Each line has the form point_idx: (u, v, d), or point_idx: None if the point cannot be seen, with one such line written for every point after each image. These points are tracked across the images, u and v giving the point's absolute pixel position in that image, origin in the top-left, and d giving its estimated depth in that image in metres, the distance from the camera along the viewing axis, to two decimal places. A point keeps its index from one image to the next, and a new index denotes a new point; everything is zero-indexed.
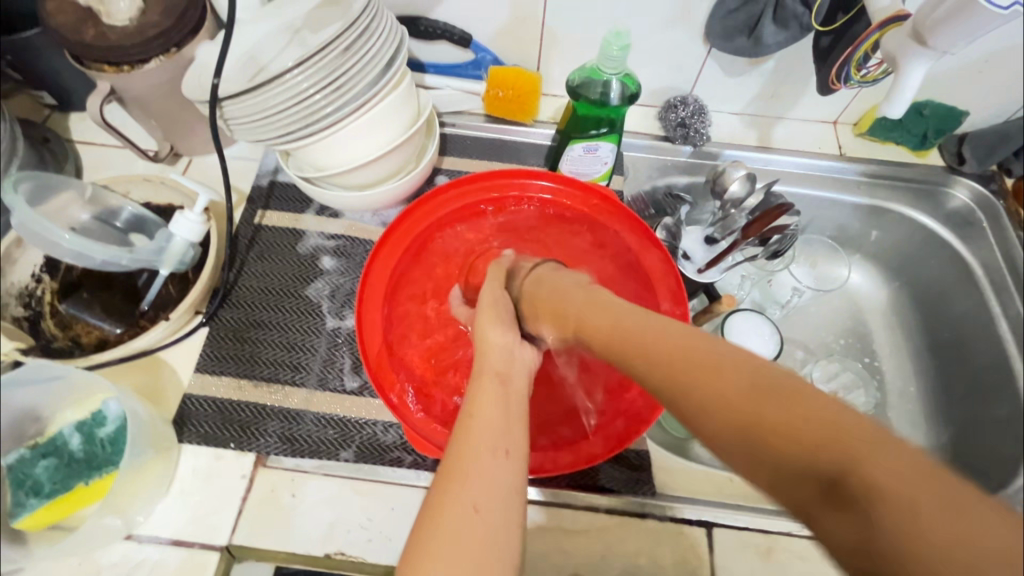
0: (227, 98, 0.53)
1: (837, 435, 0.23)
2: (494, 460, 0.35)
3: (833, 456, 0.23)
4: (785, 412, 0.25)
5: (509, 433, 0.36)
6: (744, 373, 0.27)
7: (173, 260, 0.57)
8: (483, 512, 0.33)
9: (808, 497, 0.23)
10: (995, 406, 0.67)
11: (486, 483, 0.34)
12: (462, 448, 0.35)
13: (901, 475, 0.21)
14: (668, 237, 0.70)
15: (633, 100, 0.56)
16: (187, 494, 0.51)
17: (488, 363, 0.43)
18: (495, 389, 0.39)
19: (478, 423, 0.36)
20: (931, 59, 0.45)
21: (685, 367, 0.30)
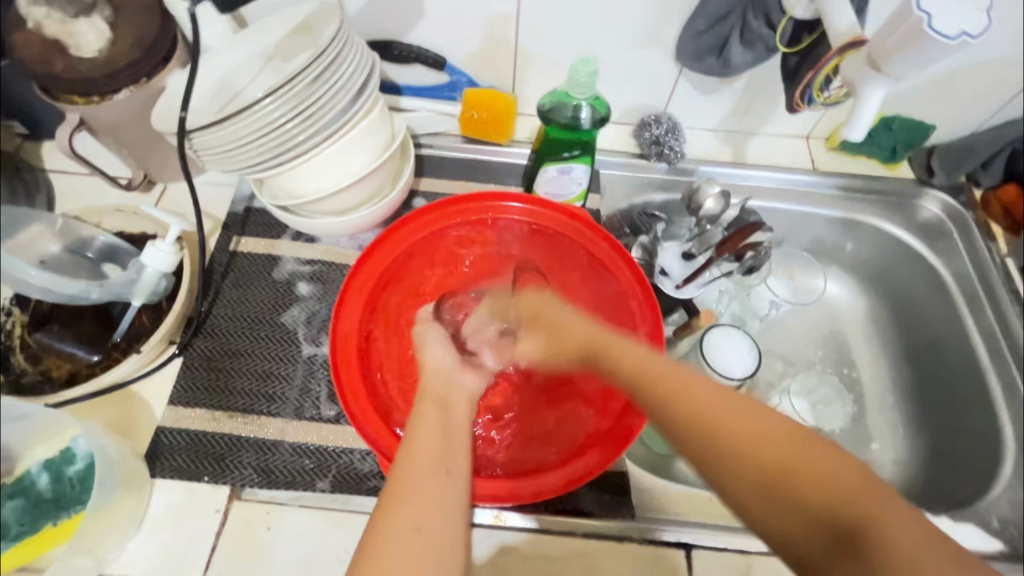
0: (195, 129, 0.52)
1: (852, 491, 0.30)
2: (439, 480, 0.39)
3: (866, 526, 0.29)
4: (838, 497, 0.30)
5: (448, 454, 0.42)
6: (815, 471, 0.31)
7: (145, 291, 0.57)
8: (426, 532, 0.36)
9: (821, 553, 0.30)
10: (970, 415, 0.67)
11: (428, 503, 0.38)
12: (410, 472, 0.39)
13: (906, 528, 0.29)
14: (644, 254, 0.72)
15: (604, 123, 0.57)
16: (160, 530, 0.51)
17: (428, 388, 0.48)
18: (438, 416, 0.45)
19: (419, 447, 0.41)
20: (887, 84, 0.46)
21: (755, 446, 0.33)
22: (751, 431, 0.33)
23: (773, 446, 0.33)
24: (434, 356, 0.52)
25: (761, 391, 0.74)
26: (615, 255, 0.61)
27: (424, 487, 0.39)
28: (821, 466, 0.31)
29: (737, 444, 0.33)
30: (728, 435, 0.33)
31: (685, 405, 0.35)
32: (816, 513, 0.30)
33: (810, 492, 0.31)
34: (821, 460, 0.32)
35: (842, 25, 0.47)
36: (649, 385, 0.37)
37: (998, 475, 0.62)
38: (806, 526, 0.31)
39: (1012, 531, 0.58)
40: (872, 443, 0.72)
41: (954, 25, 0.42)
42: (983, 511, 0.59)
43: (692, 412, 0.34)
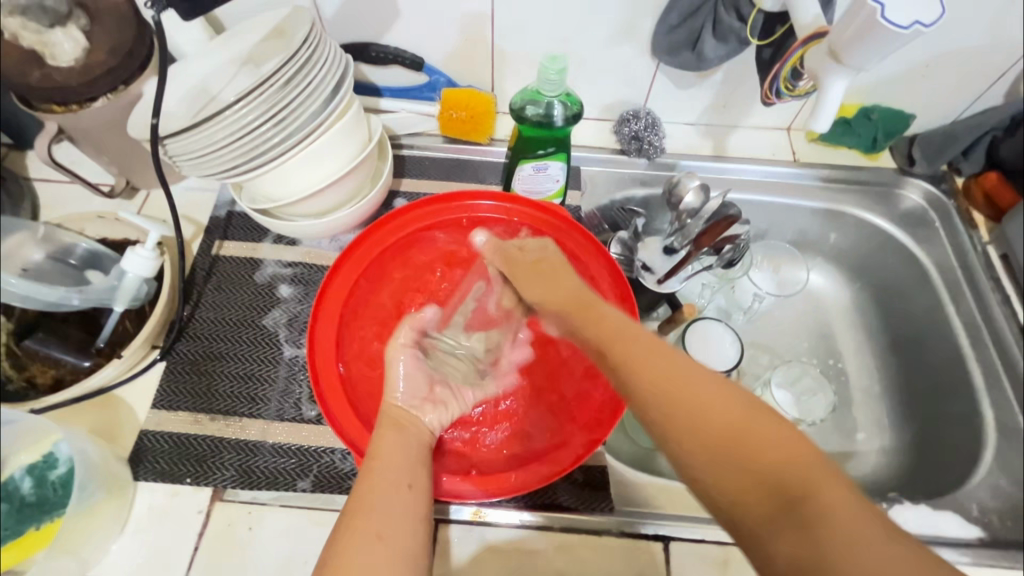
0: (168, 136, 0.52)
1: (797, 462, 0.31)
2: (400, 495, 0.42)
3: (807, 494, 0.30)
4: (783, 467, 0.31)
5: (410, 471, 0.44)
6: (764, 441, 0.32)
7: (128, 296, 0.57)
8: (386, 540, 0.39)
9: (760, 517, 0.30)
10: (951, 402, 0.67)
11: (389, 515, 0.41)
12: (372, 490, 0.42)
13: (847, 508, 0.29)
14: (623, 250, 0.72)
15: (576, 119, 0.59)
16: (143, 532, 0.51)
17: (388, 412, 0.51)
18: (400, 437, 0.48)
19: (385, 464, 0.44)
20: (849, 75, 0.47)
21: (713, 413, 0.33)
22: (709, 401, 0.34)
23: (728, 415, 0.33)
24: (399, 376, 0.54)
25: (745, 383, 0.74)
26: (588, 245, 0.61)
27: (385, 501, 0.41)
28: (772, 436, 0.32)
29: (693, 410, 0.33)
30: (689, 398, 0.34)
31: (654, 371, 0.36)
32: (760, 476, 0.31)
33: (756, 456, 0.31)
34: (774, 432, 0.32)
35: (808, 16, 0.49)
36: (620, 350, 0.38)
37: (979, 462, 0.62)
38: (747, 487, 0.31)
39: (991, 518, 0.58)
40: (857, 434, 0.72)
41: (908, 15, 0.42)
42: (963, 500, 0.59)
43: (658, 377, 0.35)
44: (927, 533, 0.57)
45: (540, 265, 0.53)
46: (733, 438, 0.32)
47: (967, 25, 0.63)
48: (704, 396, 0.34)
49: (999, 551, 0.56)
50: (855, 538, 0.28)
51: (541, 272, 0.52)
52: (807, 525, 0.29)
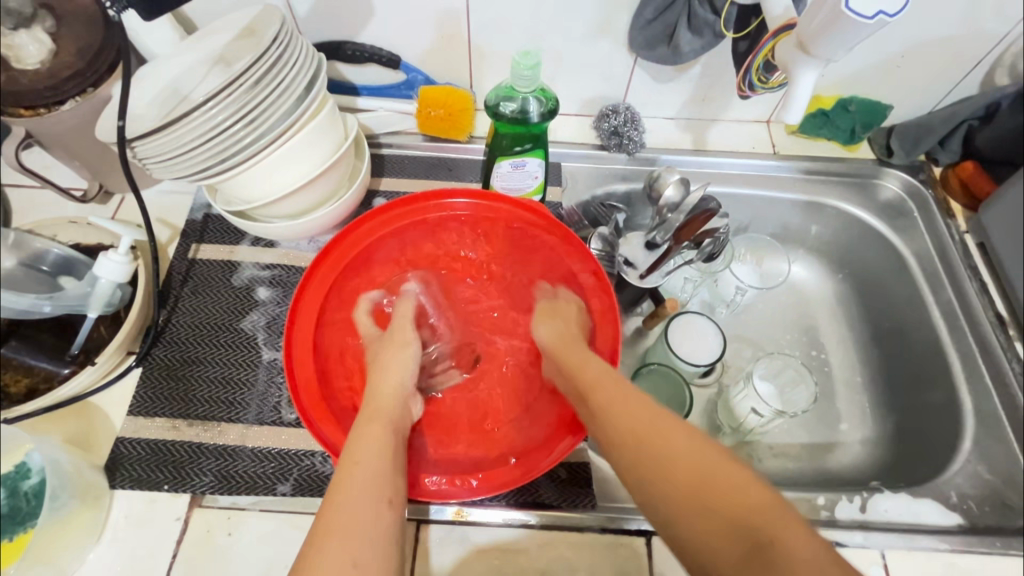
0: (137, 137, 0.51)
1: (763, 511, 0.35)
2: (380, 517, 0.41)
3: (768, 537, 0.34)
4: (746, 514, 0.35)
5: (392, 485, 0.43)
6: (728, 488, 0.36)
7: (101, 302, 0.56)
8: (360, 567, 0.38)
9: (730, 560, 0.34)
10: (930, 390, 0.68)
11: (363, 535, 0.40)
12: (348, 504, 0.41)
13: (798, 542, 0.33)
14: (605, 247, 0.70)
15: (552, 114, 0.59)
16: (120, 541, 0.51)
17: (378, 406, 0.50)
18: (388, 439, 0.46)
19: (363, 476, 0.42)
20: (818, 66, 0.48)
21: (684, 464, 0.39)
22: (681, 454, 0.39)
23: (695, 466, 0.38)
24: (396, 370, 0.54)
25: (729, 377, 0.75)
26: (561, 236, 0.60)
27: (361, 519, 0.40)
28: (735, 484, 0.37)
29: (670, 462, 0.39)
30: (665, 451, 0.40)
31: (636, 432, 0.42)
32: (722, 518, 0.36)
33: (717, 495, 0.36)
34: (734, 477, 0.37)
35: (778, 9, 0.49)
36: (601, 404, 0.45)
37: (958, 450, 0.62)
38: (712, 528, 0.36)
39: (970, 505, 0.59)
40: (840, 424, 0.73)
41: (872, 5, 0.42)
42: (942, 487, 0.60)
43: (632, 431, 0.42)
44: (907, 521, 0.58)
45: (551, 303, 0.60)
46: (702, 480, 0.37)
47: (940, 15, 0.63)
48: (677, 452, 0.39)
49: (977, 537, 0.57)
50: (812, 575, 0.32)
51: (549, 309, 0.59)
52: (769, 565, 0.33)
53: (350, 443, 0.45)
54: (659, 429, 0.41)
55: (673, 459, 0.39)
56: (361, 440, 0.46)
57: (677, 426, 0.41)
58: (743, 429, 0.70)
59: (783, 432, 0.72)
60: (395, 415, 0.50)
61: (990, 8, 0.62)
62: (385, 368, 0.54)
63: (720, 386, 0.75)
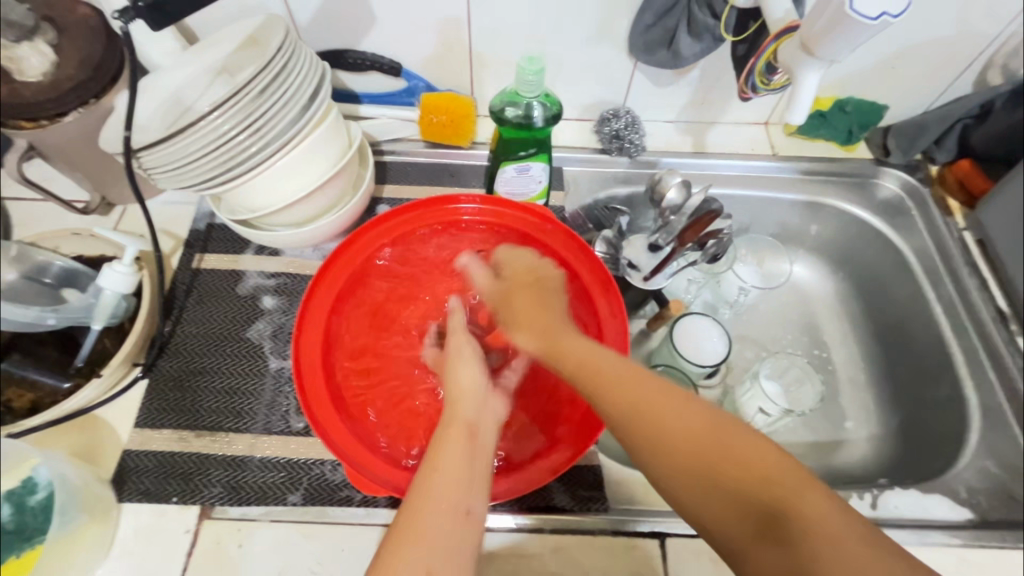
0: (143, 148, 0.51)
1: (780, 482, 0.35)
2: (457, 524, 0.40)
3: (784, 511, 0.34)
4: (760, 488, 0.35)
5: (469, 495, 0.41)
6: (747, 463, 0.36)
7: (105, 313, 0.56)
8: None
9: (748, 536, 0.34)
10: (935, 386, 0.68)
11: (442, 552, 0.38)
12: (424, 516, 0.40)
13: (822, 513, 0.33)
14: (608, 249, 0.71)
15: (557, 119, 0.60)
16: (129, 555, 0.50)
17: (457, 410, 0.48)
18: (465, 448, 0.44)
19: (436, 485, 0.41)
20: (821, 68, 0.49)
21: (695, 446, 0.37)
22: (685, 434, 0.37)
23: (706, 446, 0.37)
24: (463, 377, 0.50)
25: (733, 377, 0.75)
26: (564, 237, 0.62)
27: (443, 536, 0.39)
28: (749, 460, 0.36)
29: (679, 445, 0.37)
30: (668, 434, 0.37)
31: (641, 419, 0.38)
32: (742, 497, 0.35)
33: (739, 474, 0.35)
34: (750, 450, 0.36)
35: (778, 12, 0.50)
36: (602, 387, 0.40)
37: (965, 445, 0.63)
38: (732, 511, 0.35)
39: (979, 500, 0.59)
40: (846, 422, 0.73)
41: (875, 7, 0.43)
42: (951, 482, 0.60)
43: (640, 412, 0.38)
44: (918, 517, 0.58)
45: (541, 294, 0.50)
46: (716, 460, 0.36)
47: (934, 16, 0.64)
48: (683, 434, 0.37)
49: (988, 531, 0.57)
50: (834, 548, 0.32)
51: (527, 307, 0.49)
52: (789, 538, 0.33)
53: (431, 454, 0.44)
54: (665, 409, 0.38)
55: (690, 438, 0.37)
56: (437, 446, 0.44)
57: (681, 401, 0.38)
58: None
59: (790, 431, 0.72)
60: (476, 417, 0.47)
61: (981, 8, 0.64)
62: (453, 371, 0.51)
63: (726, 388, 0.73)
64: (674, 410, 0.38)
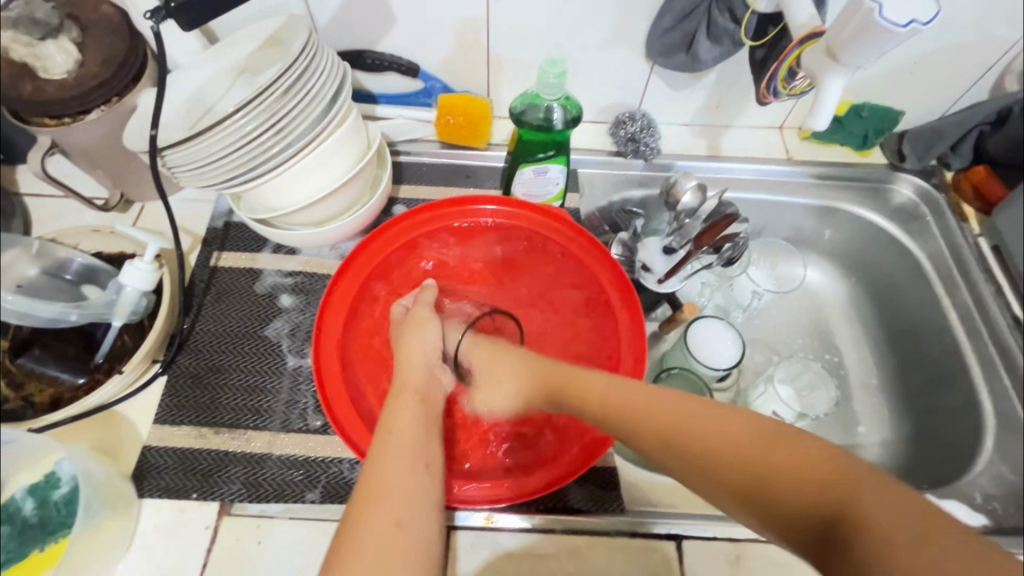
0: (168, 147, 0.51)
1: (828, 482, 0.36)
2: (419, 477, 0.43)
3: (846, 507, 0.34)
4: (818, 489, 0.36)
5: (426, 452, 0.45)
6: (798, 469, 0.37)
7: (125, 310, 0.56)
8: (404, 526, 0.40)
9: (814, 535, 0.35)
10: (949, 392, 0.68)
11: (403, 499, 0.41)
12: (392, 468, 0.43)
13: (884, 506, 0.34)
14: (624, 251, 0.72)
15: (575, 122, 0.60)
16: (150, 550, 0.51)
17: (409, 378, 0.53)
18: (418, 407, 0.50)
19: (399, 448, 0.45)
20: (846, 74, 0.49)
21: (740, 459, 0.38)
22: (733, 436, 0.39)
23: (759, 445, 0.38)
24: (411, 350, 0.55)
25: (746, 381, 0.75)
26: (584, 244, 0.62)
27: (403, 485, 0.42)
28: (801, 462, 0.37)
29: (729, 461, 0.38)
30: (714, 449, 0.39)
31: (687, 437, 0.40)
32: (804, 503, 0.36)
33: (786, 480, 0.37)
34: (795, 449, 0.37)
35: (801, 17, 0.50)
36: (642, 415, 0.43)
37: (981, 450, 0.63)
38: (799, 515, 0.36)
39: (994, 505, 0.59)
40: (858, 426, 0.73)
41: (903, 15, 0.44)
42: (966, 487, 0.61)
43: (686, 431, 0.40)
44: None
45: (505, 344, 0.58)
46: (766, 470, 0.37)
47: (955, 22, 0.64)
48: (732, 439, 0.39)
49: (1002, 537, 0.57)
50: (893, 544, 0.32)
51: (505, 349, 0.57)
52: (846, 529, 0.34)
53: (388, 416, 0.48)
54: (710, 427, 0.40)
55: (741, 455, 0.38)
56: (392, 415, 0.48)
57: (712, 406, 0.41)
58: None
59: None
60: (427, 387, 0.53)
61: (1001, 15, 0.64)
62: (408, 344, 0.56)
63: (738, 390, 0.73)
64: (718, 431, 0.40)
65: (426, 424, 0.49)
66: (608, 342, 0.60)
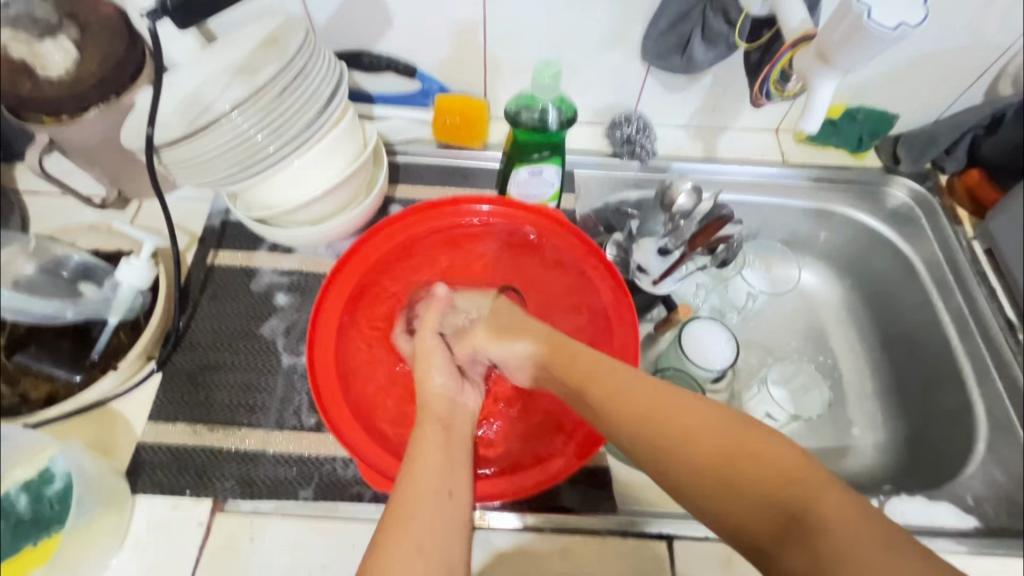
0: (166, 146, 0.52)
1: (795, 482, 0.36)
2: (443, 506, 0.42)
3: (807, 504, 0.35)
4: (785, 484, 0.36)
5: (450, 479, 0.44)
6: (765, 466, 0.37)
7: (121, 308, 0.57)
8: (425, 553, 0.40)
9: (770, 533, 0.35)
10: (942, 395, 0.69)
11: (428, 527, 0.41)
12: (416, 498, 0.42)
13: (844, 508, 0.34)
14: (619, 252, 0.73)
15: (570, 123, 0.61)
16: (142, 547, 0.51)
17: (430, 407, 0.51)
18: (440, 436, 0.48)
19: (425, 472, 0.44)
20: (837, 77, 0.50)
21: (710, 447, 0.38)
22: (713, 439, 0.39)
23: (730, 445, 0.38)
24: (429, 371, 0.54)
25: (740, 382, 0.75)
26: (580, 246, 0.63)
27: (428, 513, 0.42)
28: (769, 459, 0.37)
29: (699, 449, 0.39)
30: (691, 438, 0.39)
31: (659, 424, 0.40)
32: (763, 499, 0.36)
33: (750, 475, 0.37)
34: (764, 445, 0.38)
35: (794, 21, 0.50)
36: (621, 402, 0.42)
37: (973, 453, 0.63)
38: (759, 513, 0.36)
39: (985, 508, 0.60)
40: (852, 429, 0.73)
41: (893, 18, 0.44)
42: (958, 490, 0.61)
43: (663, 421, 0.40)
44: (924, 524, 0.58)
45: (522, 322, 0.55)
46: (732, 460, 0.38)
47: (948, 26, 0.65)
48: (703, 430, 0.39)
49: (993, 539, 0.58)
50: (853, 541, 0.33)
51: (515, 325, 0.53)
52: (804, 527, 0.34)
53: (411, 446, 0.47)
54: (689, 421, 0.40)
55: (707, 445, 0.39)
56: (415, 442, 0.47)
57: (688, 404, 0.41)
58: None
59: (798, 437, 0.72)
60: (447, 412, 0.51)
61: (994, 20, 0.64)
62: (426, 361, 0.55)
63: (733, 392, 0.73)
64: (691, 424, 0.40)
65: (448, 448, 0.47)
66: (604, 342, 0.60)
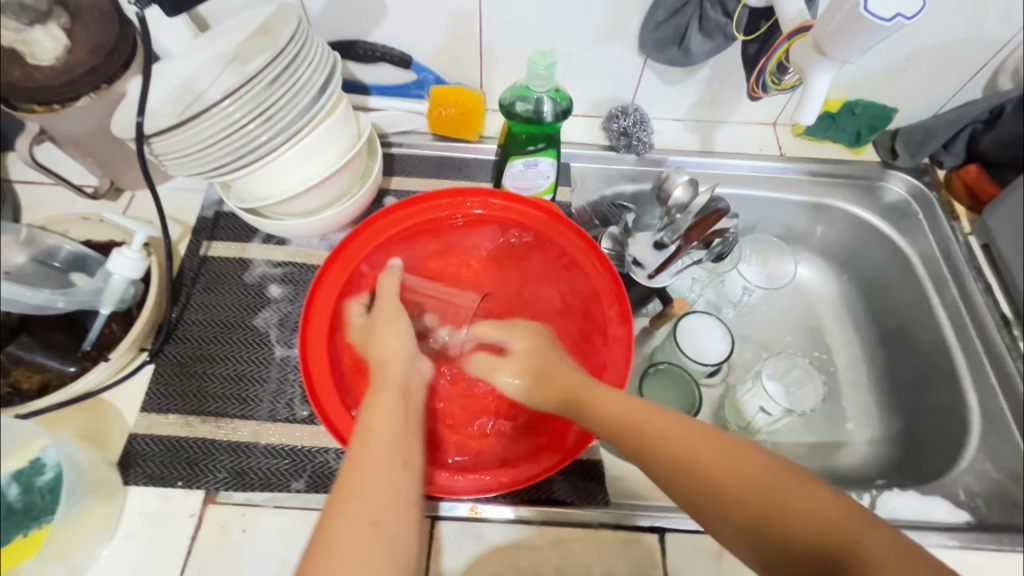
0: (157, 135, 0.52)
1: (834, 528, 0.38)
2: (396, 475, 0.41)
3: (852, 548, 0.37)
4: (829, 532, 0.37)
5: (405, 450, 0.43)
6: (808, 514, 0.38)
7: (113, 298, 0.56)
8: (379, 527, 0.38)
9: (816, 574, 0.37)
10: (935, 390, 0.69)
11: (376, 500, 0.39)
12: (364, 470, 0.40)
13: (888, 550, 0.37)
14: (615, 245, 0.71)
15: (565, 115, 0.61)
16: (135, 537, 0.51)
17: (388, 374, 0.49)
18: (398, 403, 0.47)
19: (378, 444, 0.42)
20: (832, 68, 0.49)
21: (753, 498, 0.39)
22: (750, 486, 0.39)
23: (774, 489, 0.39)
24: (389, 341, 0.52)
25: (735, 377, 0.75)
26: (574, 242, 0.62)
27: (378, 485, 0.40)
28: (813, 504, 0.38)
29: (737, 498, 0.39)
30: (730, 486, 0.40)
31: (701, 477, 0.40)
32: (808, 547, 0.37)
33: (796, 524, 0.38)
34: (806, 492, 0.39)
35: (790, 12, 0.51)
36: (655, 443, 0.42)
37: (965, 448, 0.63)
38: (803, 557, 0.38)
39: (977, 503, 0.60)
40: (846, 423, 0.74)
41: (889, 9, 0.44)
42: (950, 484, 0.61)
43: (702, 471, 0.40)
44: (915, 518, 0.58)
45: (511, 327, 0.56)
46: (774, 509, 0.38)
47: (948, 20, 0.64)
48: (744, 478, 0.40)
49: (985, 533, 0.58)
50: None
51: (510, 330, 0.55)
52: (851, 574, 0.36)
53: (366, 413, 0.45)
54: (728, 467, 0.40)
55: (754, 497, 0.39)
56: (369, 411, 0.45)
57: (722, 443, 0.41)
58: (750, 429, 0.70)
59: (792, 431, 0.73)
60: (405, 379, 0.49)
61: (995, 14, 0.64)
62: (386, 330, 0.53)
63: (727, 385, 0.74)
64: (731, 468, 0.40)
65: (407, 420, 0.46)
66: (594, 338, 0.60)
